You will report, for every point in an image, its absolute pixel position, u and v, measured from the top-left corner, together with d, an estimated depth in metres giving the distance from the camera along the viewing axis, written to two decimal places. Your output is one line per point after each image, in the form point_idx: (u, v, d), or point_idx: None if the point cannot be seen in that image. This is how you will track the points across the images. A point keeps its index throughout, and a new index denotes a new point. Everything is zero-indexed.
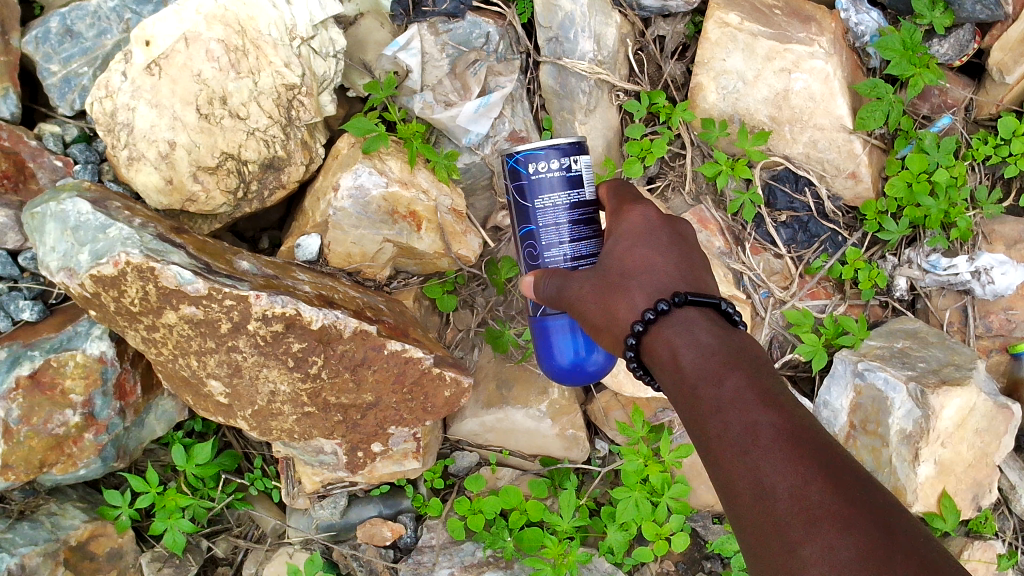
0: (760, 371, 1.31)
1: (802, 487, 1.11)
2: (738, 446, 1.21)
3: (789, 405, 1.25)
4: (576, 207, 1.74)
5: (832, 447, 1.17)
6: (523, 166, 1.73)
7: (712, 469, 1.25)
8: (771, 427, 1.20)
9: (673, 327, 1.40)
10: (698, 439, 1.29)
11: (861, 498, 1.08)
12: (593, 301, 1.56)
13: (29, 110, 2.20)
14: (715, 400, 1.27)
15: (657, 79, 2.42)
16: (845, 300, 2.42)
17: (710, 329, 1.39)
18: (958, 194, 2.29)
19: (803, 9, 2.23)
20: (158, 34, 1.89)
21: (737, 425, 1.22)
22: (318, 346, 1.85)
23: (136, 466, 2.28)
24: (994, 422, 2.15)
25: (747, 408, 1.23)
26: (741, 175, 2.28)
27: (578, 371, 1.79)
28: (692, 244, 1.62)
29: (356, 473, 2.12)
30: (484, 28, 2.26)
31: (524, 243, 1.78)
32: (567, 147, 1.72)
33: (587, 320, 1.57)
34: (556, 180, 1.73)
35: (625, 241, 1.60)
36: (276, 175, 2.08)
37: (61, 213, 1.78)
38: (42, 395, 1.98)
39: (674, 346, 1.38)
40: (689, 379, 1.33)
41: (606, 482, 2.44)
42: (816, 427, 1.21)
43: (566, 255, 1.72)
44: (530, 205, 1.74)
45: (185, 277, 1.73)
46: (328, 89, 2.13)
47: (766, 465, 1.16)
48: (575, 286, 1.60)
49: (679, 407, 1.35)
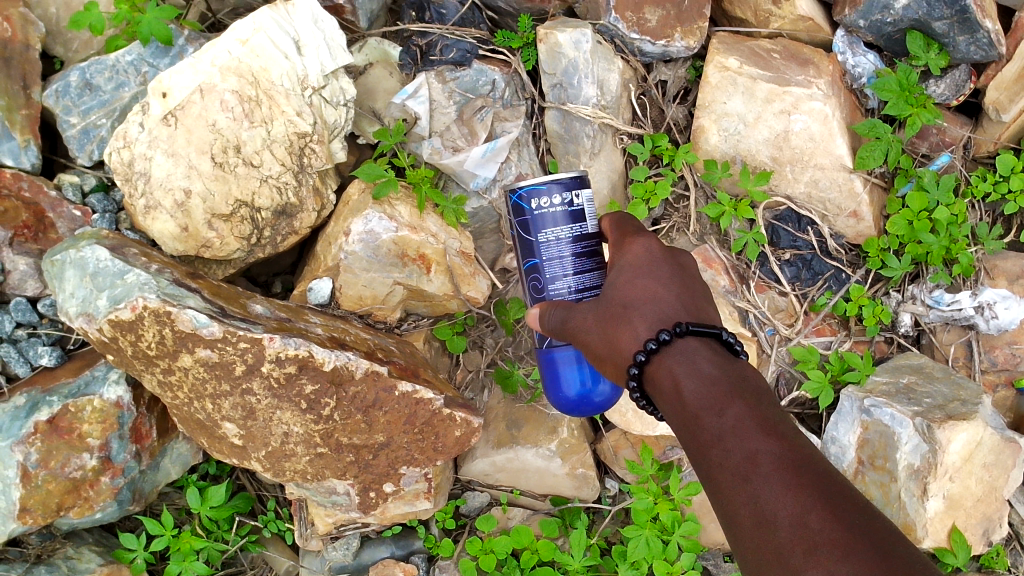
0: (760, 401, 1.34)
1: (802, 514, 1.13)
2: (740, 475, 1.23)
3: (789, 433, 1.27)
4: (579, 240, 1.78)
5: (832, 475, 1.20)
6: (525, 202, 1.77)
7: (714, 497, 1.28)
8: (771, 456, 1.22)
9: (675, 357, 1.44)
10: (700, 467, 1.32)
11: (861, 525, 1.10)
12: (596, 332, 1.60)
13: (49, 161, 2.27)
14: (716, 429, 1.30)
15: (661, 122, 2.48)
16: (850, 337, 2.43)
17: (711, 359, 1.42)
18: (959, 231, 2.33)
19: (800, 52, 2.30)
20: (175, 86, 1.96)
21: (738, 454, 1.25)
22: (330, 388, 1.88)
23: (151, 510, 2.31)
24: (1001, 456, 2.16)
25: (748, 436, 1.26)
26: (744, 216, 2.32)
27: (585, 403, 1.82)
28: (692, 275, 1.66)
29: (369, 514, 2.13)
30: (490, 75, 2.33)
31: (529, 277, 1.82)
32: (569, 182, 1.76)
33: (591, 350, 1.61)
34: (559, 214, 1.76)
35: (627, 272, 1.64)
36: (289, 221, 2.13)
37: (81, 260, 1.83)
38: (60, 439, 2.01)
39: (675, 375, 1.41)
40: (690, 408, 1.35)
41: (617, 520, 2.45)
42: (817, 456, 1.24)
43: (571, 287, 1.76)
44: (534, 239, 1.78)
45: (201, 321, 1.77)
46: (339, 136, 2.19)
47: (767, 493, 1.18)
48: (579, 316, 1.64)
49: (681, 436, 1.37)
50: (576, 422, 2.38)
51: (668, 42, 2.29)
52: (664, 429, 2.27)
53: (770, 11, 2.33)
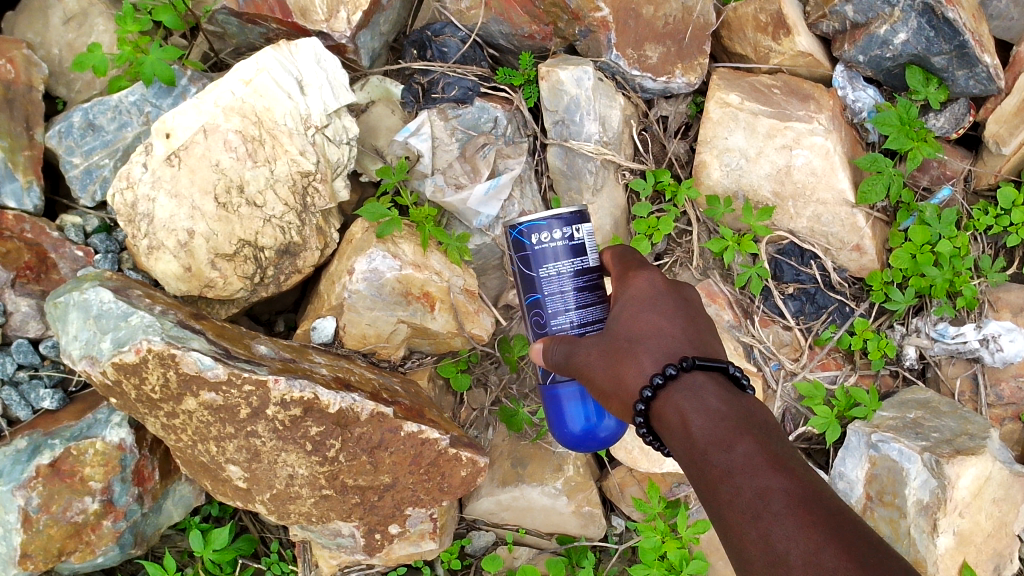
0: (770, 437, 1.33)
1: (816, 553, 1.11)
2: (751, 513, 1.21)
3: (799, 469, 1.26)
4: (580, 274, 1.77)
5: (844, 512, 1.18)
6: (526, 237, 1.76)
7: (725, 536, 1.26)
8: (783, 493, 1.20)
9: (682, 392, 1.43)
10: (709, 505, 1.30)
11: (876, 565, 1.08)
12: (600, 367, 1.59)
13: (51, 202, 2.27)
14: (725, 465, 1.29)
15: (662, 158, 2.49)
16: (856, 370, 2.42)
17: (718, 394, 1.42)
18: (962, 264, 2.33)
19: (801, 88, 2.31)
20: (178, 126, 1.97)
21: (749, 491, 1.23)
22: (335, 429, 1.87)
23: (153, 553, 2.29)
24: (1010, 491, 2.16)
25: (757, 473, 1.25)
26: (747, 250, 2.33)
27: (590, 438, 1.81)
28: (697, 309, 1.65)
29: (374, 555, 2.11)
30: (492, 113, 2.34)
31: (531, 312, 1.80)
32: (569, 216, 1.76)
33: (595, 386, 1.60)
34: (560, 249, 1.76)
35: (631, 306, 1.63)
36: (292, 260, 2.12)
37: (84, 302, 1.82)
38: (62, 483, 1.99)
39: (683, 411, 1.40)
40: (699, 444, 1.34)
41: (624, 559, 2.43)
42: (829, 494, 1.22)
43: (573, 321, 1.75)
44: (536, 275, 1.77)
45: (205, 363, 1.76)
46: (342, 175, 2.19)
47: (779, 531, 1.17)
48: (583, 352, 1.63)
49: (689, 472, 1.36)
50: (582, 459, 2.37)
51: (670, 79, 2.31)
52: (671, 465, 2.26)
53: (769, 48, 2.33)
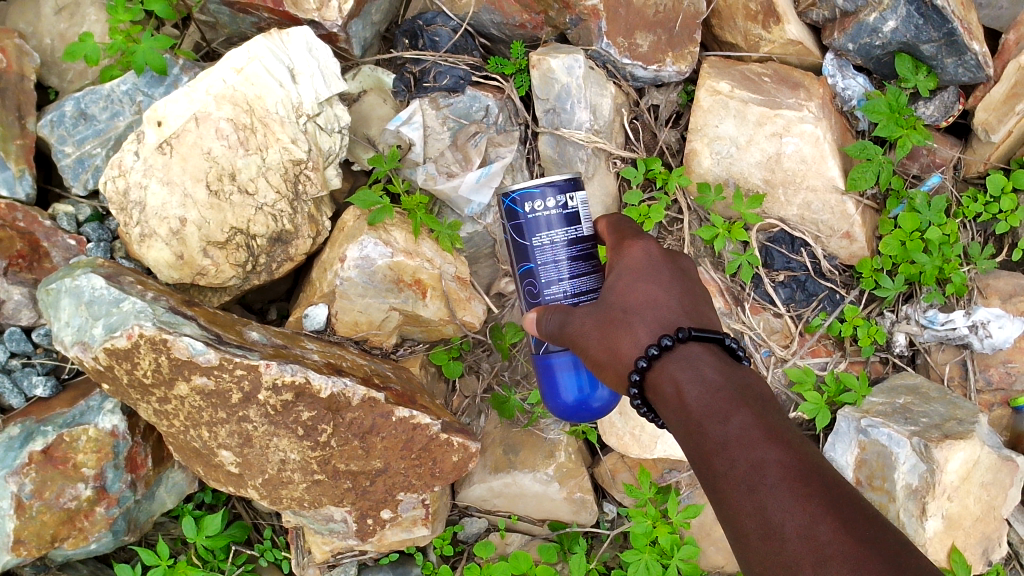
0: (766, 409, 1.33)
1: (811, 527, 1.12)
2: (746, 485, 1.22)
3: (795, 441, 1.26)
4: (574, 244, 1.78)
5: (841, 485, 1.19)
6: (519, 205, 1.77)
7: (719, 507, 1.26)
8: (778, 465, 1.21)
9: (678, 363, 1.43)
10: (703, 477, 1.31)
11: (872, 538, 1.09)
12: (595, 337, 1.59)
13: (43, 190, 2.28)
14: (721, 437, 1.29)
15: (653, 146, 2.50)
16: (846, 357, 2.44)
17: (714, 365, 1.42)
18: (952, 250, 2.35)
19: (791, 76, 2.32)
20: (170, 114, 1.95)
21: (743, 464, 1.24)
22: (327, 414, 1.88)
23: (147, 540, 2.31)
24: (999, 474, 2.17)
25: (753, 445, 1.25)
26: (738, 238, 2.34)
27: (584, 409, 1.82)
28: (692, 279, 1.66)
29: (367, 541, 2.12)
30: (483, 101, 2.35)
31: (523, 282, 1.81)
32: (563, 184, 1.77)
33: (589, 356, 1.61)
34: (554, 218, 1.77)
35: (627, 276, 1.63)
36: (284, 248, 2.12)
37: (76, 288, 1.83)
38: (55, 470, 2.00)
39: (678, 382, 1.40)
40: (694, 415, 1.35)
41: (616, 545, 2.45)
42: (824, 466, 1.22)
43: (566, 291, 1.76)
44: (529, 243, 1.78)
45: (197, 348, 1.77)
46: (333, 163, 2.20)
47: (775, 504, 1.17)
48: (578, 321, 1.63)
49: (685, 444, 1.37)
50: (573, 446, 2.40)
51: (660, 67, 2.31)
52: (663, 451, 2.27)
53: (760, 36, 2.34)
